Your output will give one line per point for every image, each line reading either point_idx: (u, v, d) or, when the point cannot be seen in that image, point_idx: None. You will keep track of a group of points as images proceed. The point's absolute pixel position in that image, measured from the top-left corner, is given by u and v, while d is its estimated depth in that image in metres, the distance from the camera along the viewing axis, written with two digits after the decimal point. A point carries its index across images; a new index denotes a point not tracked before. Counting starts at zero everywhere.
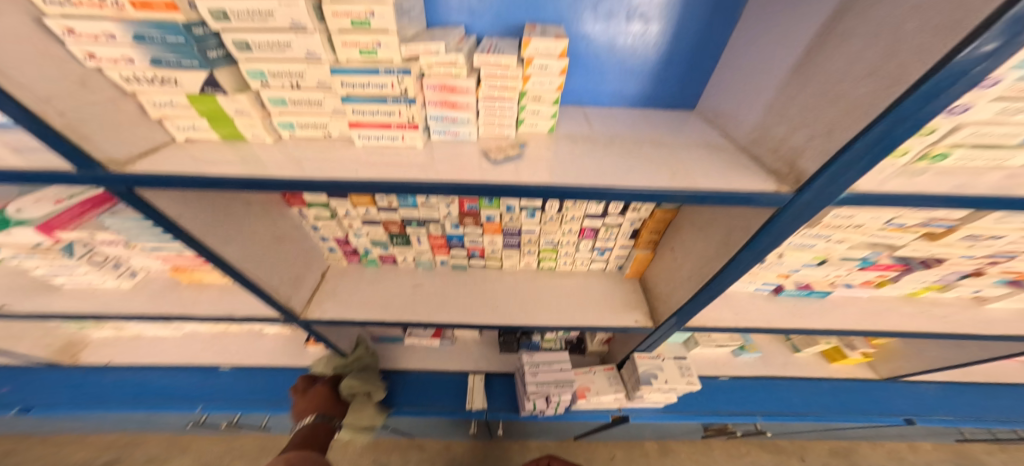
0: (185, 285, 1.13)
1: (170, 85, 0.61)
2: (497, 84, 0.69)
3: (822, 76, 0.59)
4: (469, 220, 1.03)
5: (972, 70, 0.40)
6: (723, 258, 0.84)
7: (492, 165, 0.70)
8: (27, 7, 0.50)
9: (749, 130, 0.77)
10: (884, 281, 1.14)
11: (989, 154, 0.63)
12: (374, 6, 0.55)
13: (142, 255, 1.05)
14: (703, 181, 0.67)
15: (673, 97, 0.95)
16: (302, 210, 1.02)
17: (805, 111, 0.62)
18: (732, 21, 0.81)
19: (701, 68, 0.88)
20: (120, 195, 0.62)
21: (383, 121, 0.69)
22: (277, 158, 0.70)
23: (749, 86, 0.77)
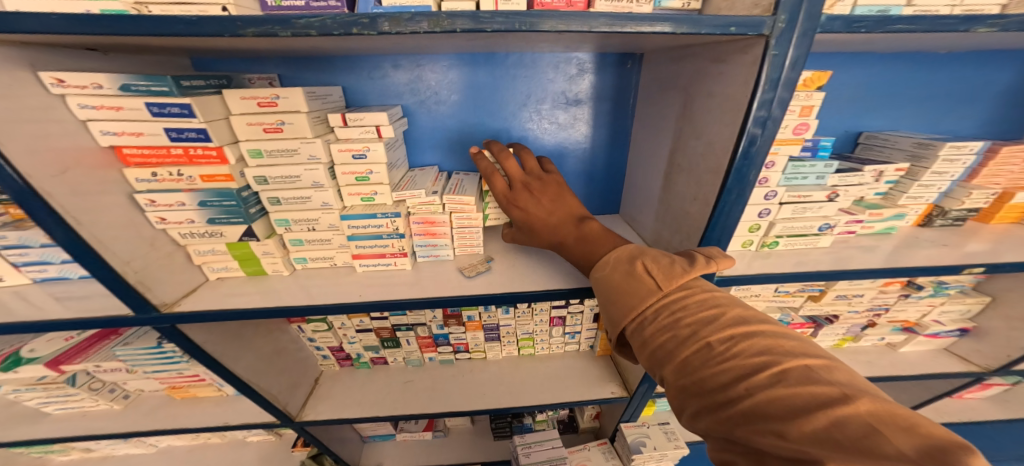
0: (178, 399, 1.25)
1: (216, 236, 0.83)
2: (462, 217, 0.90)
3: (678, 188, 0.80)
4: (453, 321, 1.23)
5: (752, 156, 0.62)
6: None
7: (467, 279, 0.88)
8: (126, 189, 0.75)
9: (649, 231, 0.95)
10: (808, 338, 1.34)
11: (804, 240, 0.92)
12: (372, 167, 0.83)
13: (140, 378, 1.16)
14: None
15: (601, 207, 1.18)
16: (302, 325, 1.16)
17: (677, 212, 0.81)
18: (625, 152, 1.09)
19: (614, 185, 1.14)
20: (165, 331, 0.79)
21: (380, 251, 0.89)
22: (292, 288, 0.87)
23: (641, 196, 1.00)
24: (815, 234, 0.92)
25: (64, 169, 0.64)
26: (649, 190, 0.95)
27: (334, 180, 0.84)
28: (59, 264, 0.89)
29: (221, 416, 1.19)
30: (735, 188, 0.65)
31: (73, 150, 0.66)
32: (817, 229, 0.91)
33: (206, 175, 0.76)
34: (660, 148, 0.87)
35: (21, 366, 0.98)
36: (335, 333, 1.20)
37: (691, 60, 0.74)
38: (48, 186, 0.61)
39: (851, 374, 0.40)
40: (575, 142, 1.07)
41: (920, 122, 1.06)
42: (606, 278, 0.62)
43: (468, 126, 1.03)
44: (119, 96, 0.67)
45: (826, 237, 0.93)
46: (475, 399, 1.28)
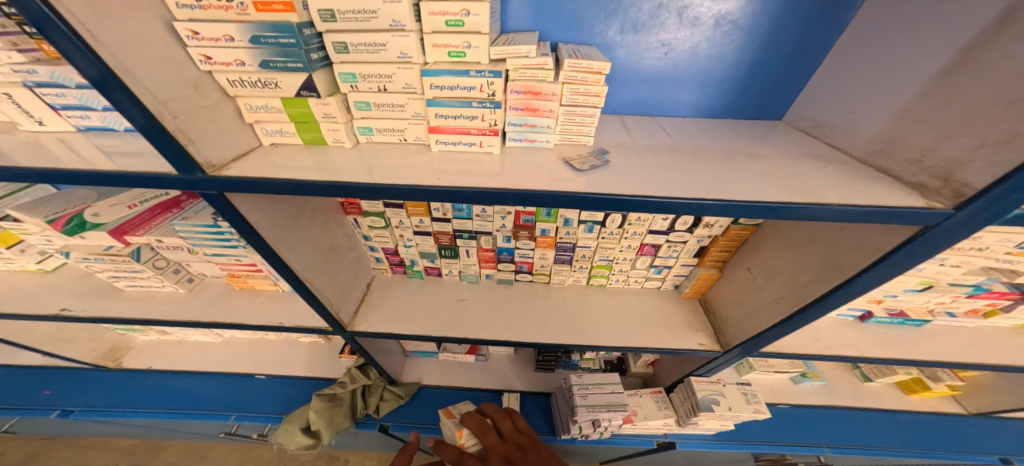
0: (238, 289, 1.20)
1: (271, 87, 0.64)
2: (578, 90, 0.65)
3: (995, 75, 0.49)
4: (523, 233, 1.04)
5: None
6: (831, 282, 0.71)
7: (576, 174, 0.65)
8: (161, 13, 0.56)
9: (864, 141, 0.66)
10: (993, 310, 1.08)
11: None
12: (470, 5, 0.57)
13: (201, 261, 1.11)
14: (831, 196, 0.56)
15: (756, 109, 0.87)
16: (358, 219, 1.02)
17: (969, 115, 0.51)
18: (840, 26, 0.73)
19: (792, 79, 0.81)
20: (210, 200, 0.64)
21: (463, 126, 0.68)
22: (353, 164, 0.67)
23: (865, 91, 0.67)
24: None
25: None
26: (894, 81, 0.62)
27: (418, 24, 0.60)
28: (101, 112, 0.76)
29: (278, 316, 1.13)
30: None
31: None
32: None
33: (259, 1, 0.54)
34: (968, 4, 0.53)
35: (87, 231, 0.92)
36: (391, 232, 1.05)
37: None
38: None
39: None
40: (752, 14, 0.74)
41: None
42: None
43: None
44: None
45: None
46: (538, 331, 1.14)
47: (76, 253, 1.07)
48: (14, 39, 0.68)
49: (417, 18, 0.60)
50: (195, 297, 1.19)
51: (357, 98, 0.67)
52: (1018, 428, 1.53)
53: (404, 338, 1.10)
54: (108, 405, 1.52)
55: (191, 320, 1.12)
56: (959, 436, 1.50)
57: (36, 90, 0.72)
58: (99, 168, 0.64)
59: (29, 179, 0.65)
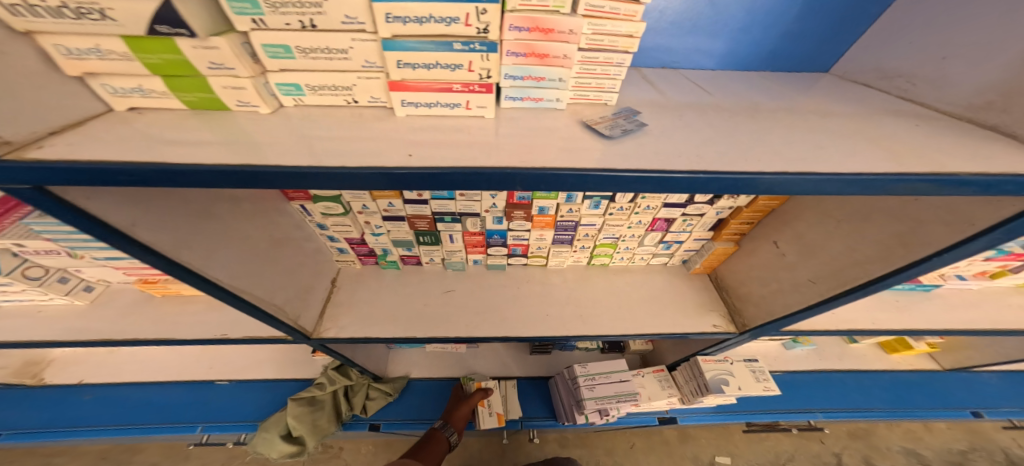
0: (160, 297, 0.85)
1: (102, 18, 0.34)
2: (601, 32, 0.46)
3: None
4: (518, 213, 0.87)
5: None
6: (890, 264, 0.58)
7: (608, 142, 0.47)
8: None
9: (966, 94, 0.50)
10: (1001, 271, 0.91)
11: None
12: None
13: (94, 267, 0.77)
14: (948, 157, 0.39)
15: (806, 57, 0.68)
16: (306, 206, 0.72)
17: None
18: None
19: (865, 16, 0.62)
20: (17, 193, 0.34)
21: (442, 81, 0.44)
22: (276, 133, 0.44)
23: (973, 30, 0.50)
24: None
25: None
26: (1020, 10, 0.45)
27: None
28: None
29: (207, 325, 0.81)
30: None
31: None
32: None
33: None
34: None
35: None
36: (354, 219, 0.80)
37: None
38: None
39: None
40: None
41: None
42: None
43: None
44: None
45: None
46: (538, 323, 1.01)
47: None
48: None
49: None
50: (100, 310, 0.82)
51: (266, 38, 0.40)
52: (981, 382, 1.60)
53: (382, 342, 0.93)
54: (38, 426, 1.30)
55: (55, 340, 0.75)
56: (930, 391, 1.56)
57: None
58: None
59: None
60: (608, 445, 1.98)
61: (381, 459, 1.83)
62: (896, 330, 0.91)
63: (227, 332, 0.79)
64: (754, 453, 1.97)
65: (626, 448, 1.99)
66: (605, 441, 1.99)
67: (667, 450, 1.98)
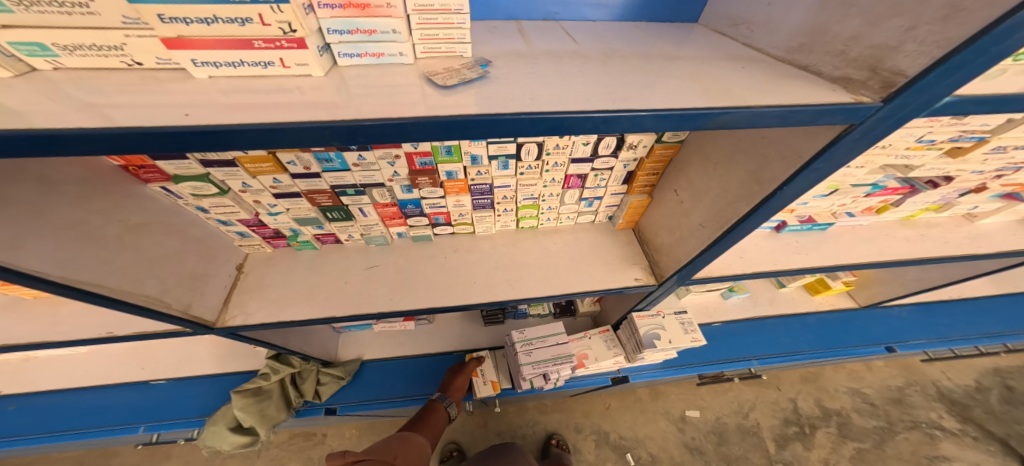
0: (30, 299, 0.80)
1: None
2: None
3: None
4: (424, 181, 0.82)
5: None
6: (752, 200, 0.60)
7: (440, 92, 0.45)
8: None
9: (783, 38, 0.51)
10: (885, 206, 1.07)
11: None
12: None
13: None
14: (749, 95, 0.42)
15: (669, 9, 0.69)
16: (169, 187, 0.69)
17: None
18: None
19: None
20: None
21: (239, 35, 0.40)
22: (46, 97, 0.39)
23: None
24: None
25: None
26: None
27: None
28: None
29: (95, 321, 0.76)
30: None
31: None
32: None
33: None
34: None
35: None
36: (237, 199, 0.75)
37: None
38: None
39: None
40: None
41: None
42: None
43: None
44: None
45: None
46: (468, 291, 1.00)
47: None
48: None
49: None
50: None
51: None
52: (892, 316, 1.79)
53: (302, 324, 0.90)
54: None
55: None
56: (851, 328, 1.71)
57: None
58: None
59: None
60: (585, 408, 2.06)
61: (364, 441, 1.84)
62: (799, 269, 1.02)
63: (114, 330, 0.75)
64: (716, 401, 2.11)
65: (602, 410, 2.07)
66: (582, 404, 2.07)
67: (640, 407, 2.08)
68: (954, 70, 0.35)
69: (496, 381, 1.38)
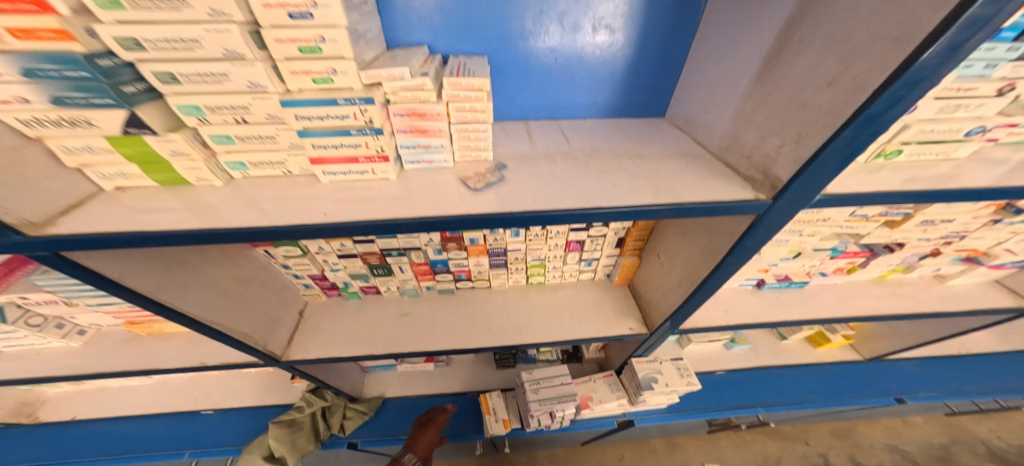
0: (144, 336, 0.99)
1: (84, 126, 0.50)
2: (464, 108, 0.65)
3: (787, 83, 0.57)
4: (453, 245, 1.03)
5: (967, 46, 0.38)
6: (710, 264, 0.76)
7: (472, 193, 0.65)
8: None
9: (718, 139, 0.74)
10: (853, 267, 1.25)
11: (937, 148, 0.70)
12: (323, 31, 0.50)
13: (84, 312, 0.88)
14: (684, 193, 0.62)
15: (640, 107, 0.98)
16: (269, 251, 0.90)
17: (772, 119, 0.60)
18: (693, 29, 0.85)
19: (667, 76, 0.92)
20: (42, 259, 0.50)
21: (349, 155, 0.63)
22: (229, 200, 0.61)
23: (715, 96, 0.77)
24: (956, 141, 0.70)
25: None
26: (734, 84, 0.71)
27: (264, 51, 0.51)
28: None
29: (192, 355, 0.96)
30: (898, 98, 0.43)
31: None
32: (963, 133, 0.69)
33: (18, 28, 0.41)
34: (772, 11, 0.62)
35: None
36: (312, 259, 0.98)
37: None
38: None
39: None
40: (625, 19, 0.84)
41: None
42: None
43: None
44: None
45: (968, 146, 0.71)
46: (484, 336, 1.15)
47: None
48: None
49: (247, 8, 0.47)
50: (93, 348, 0.96)
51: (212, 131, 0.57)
52: (901, 369, 1.82)
53: (345, 360, 1.07)
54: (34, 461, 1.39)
55: (80, 372, 0.90)
56: (860, 380, 1.75)
57: None
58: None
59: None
60: (597, 458, 2.06)
61: None
62: (775, 322, 1.15)
63: (203, 360, 0.93)
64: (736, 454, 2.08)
65: (615, 461, 2.06)
66: (594, 455, 2.07)
67: (655, 460, 2.06)
68: (808, 179, 0.55)
69: (506, 419, 1.45)
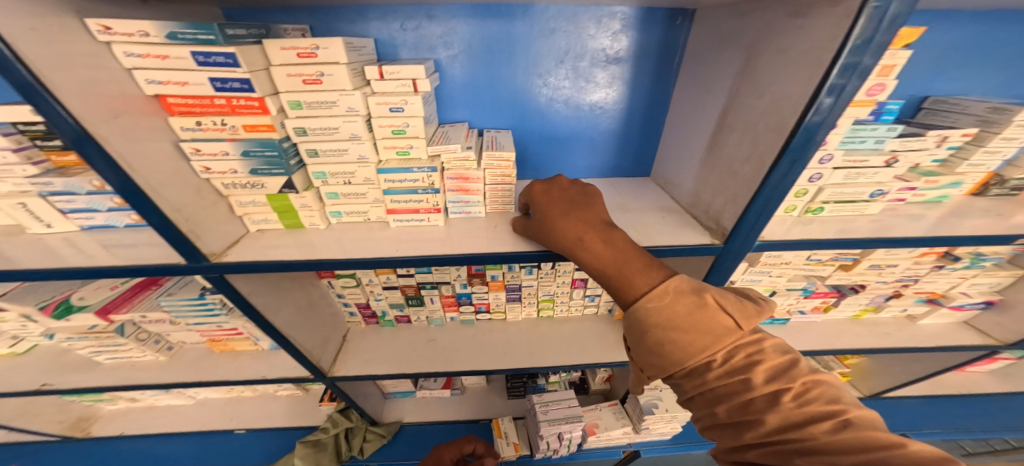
0: (218, 352, 1.31)
1: (258, 188, 0.78)
2: (496, 172, 0.88)
3: (725, 158, 0.83)
4: (477, 280, 1.23)
5: (815, 140, 0.64)
6: None
7: (499, 236, 0.88)
8: (170, 136, 0.69)
9: (686, 195, 0.99)
10: (828, 306, 1.41)
11: (851, 206, 0.93)
12: (410, 120, 0.78)
13: (182, 330, 1.18)
14: (659, 237, 0.85)
15: (629, 168, 1.24)
16: (332, 280, 1.18)
17: (720, 183, 0.85)
18: (663, 111, 1.13)
19: (649, 144, 1.19)
20: (213, 280, 0.78)
21: (414, 207, 0.87)
22: (326, 240, 0.86)
23: (681, 163, 1.03)
24: (864, 201, 0.93)
25: (114, 114, 0.59)
26: (692, 154, 0.98)
27: (370, 134, 0.79)
28: (106, 212, 0.81)
29: (260, 370, 1.24)
30: (787, 169, 0.68)
31: (120, 97, 0.61)
32: (868, 195, 0.92)
33: (249, 125, 0.70)
34: (709, 110, 0.90)
35: (73, 313, 0.99)
36: (362, 289, 1.22)
37: (760, 13, 0.74)
38: (103, 131, 0.57)
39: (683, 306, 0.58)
40: (614, 104, 1.11)
41: (997, 86, 1.04)
42: (662, 309, 0.57)
43: (520, 59, 1.02)
44: (166, 44, 0.61)
45: (875, 204, 0.94)
46: (498, 359, 1.32)
47: (60, 333, 1.12)
48: (28, 154, 0.75)
49: (366, 106, 0.75)
50: (178, 362, 1.27)
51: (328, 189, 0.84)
52: (901, 406, 1.89)
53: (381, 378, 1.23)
54: None
55: (182, 380, 1.22)
56: None
57: (49, 198, 0.77)
58: (97, 262, 0.74)
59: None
60: None
61: None
62: None
63: None
64: None
65: None
66: None
67: None
68: (748, 223, 0.78)
69: (517, 442, 1.55)
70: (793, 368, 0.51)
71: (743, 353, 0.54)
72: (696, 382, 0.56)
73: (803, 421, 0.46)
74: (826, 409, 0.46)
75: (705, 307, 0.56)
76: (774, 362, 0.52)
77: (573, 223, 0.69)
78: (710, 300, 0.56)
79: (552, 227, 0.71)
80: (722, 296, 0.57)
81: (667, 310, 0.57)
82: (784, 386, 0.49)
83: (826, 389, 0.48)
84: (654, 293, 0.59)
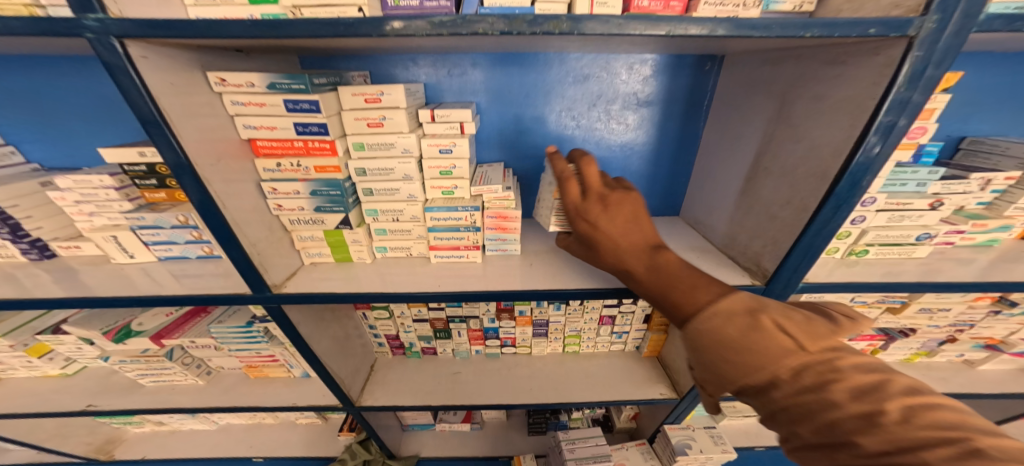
0: (252, 378, 1.33)
1: (318, 223, 0.84)
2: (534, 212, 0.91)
3: (762, 202, 0.84)
4: (505, 315, 1.25)
5: (860, 184, 0.65)
6: None
7: (535, 273, 0.90)
8: (254, 176, 0.77)
9: (720, 235, 1.00)
10: (875, 349, 1.34)
11: (896, 248, 0.91)
12: (456, 162, 0.83)
13: (223, 356, 1.23)
14: None
15: (659, 206, 1.26)
16: (366, 312, 1.22)
17: (757, 225, 0.86)
18: (692, 151, 1.16)
19: (678, 183, 1.21)
20: (269, 308, 0.83)
21: (455, 244, 0.91)
22: (372, 274, 0.90)
23: (713, 203, 1.05)
24: (910, 244, 0.92)
25: (217, 157, 0.67)
26: (725, 195, 0.99)
27: (420, 174, 0.85)
28: (183, 244, 0.89)
29: (290, 397, 1.27)
30: (832, 213, 0.69)
31: (223, 141, 0.69)
32: (914, 238, 0.91)
33: (319, 166, 0.77)
34: (741, 152, 0.93)
35: (131, 338, 1.04)
36: (394, 321, 1.26)
37: (792, 62, 0.78)
38: (205, 168, 0.64)
39: (742, 319, 0.52)
40: (643, 145, 1.15)
41: None
42: (717, 331, 0.53)
43: (555, 101, 1.08)
44: (265, 93, 0.69)
45: (922, 248, 0.93)
46: (525, 394, 1.30)
47: (114, 355, 1.18)
48: (128, 191, 0.84)
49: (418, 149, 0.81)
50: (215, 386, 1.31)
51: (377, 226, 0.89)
52: None
53: (406, 410, 1.23)
54: None
55: (217, 406, 1.25)
56: None
57: (137, 231, 0.85)
58: (165, 291, 0.79)
59: (76, 306, 0.77)
60: None
61: None
62: None
63: None
64: None
65: None
66: None
67: None
68: (790, 267, 0.78)
69: None
70: (884, 388, 0.45)
71: (815, 373, 0.49)
72: (768, 399, 0.52)
73: (915, 447, 0.41)
74: (935, 436, 0.41)
75: (762, 328, 0.51)
76: (857, 380, 0.47)
77: (625, 252, 0.65)
78: (768, 323, 0.51)
79: (602, 251, 0.69)
80: (784, 317, 0.52)
81: (719, 332, 0.53)
82: (875, 407, 0.44)
83: (944, 413, 0.42)
84: (718, 313, 0.54)
